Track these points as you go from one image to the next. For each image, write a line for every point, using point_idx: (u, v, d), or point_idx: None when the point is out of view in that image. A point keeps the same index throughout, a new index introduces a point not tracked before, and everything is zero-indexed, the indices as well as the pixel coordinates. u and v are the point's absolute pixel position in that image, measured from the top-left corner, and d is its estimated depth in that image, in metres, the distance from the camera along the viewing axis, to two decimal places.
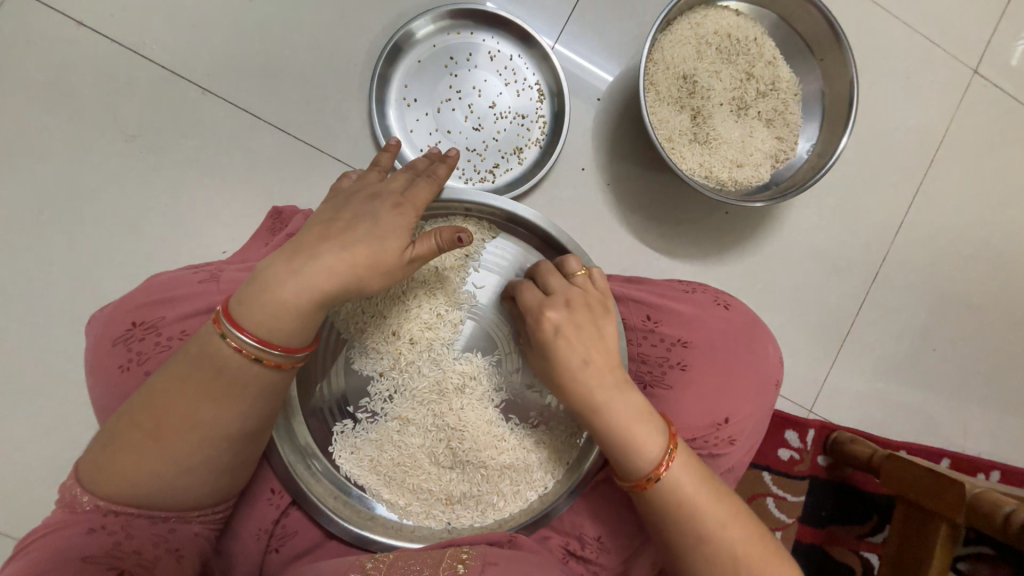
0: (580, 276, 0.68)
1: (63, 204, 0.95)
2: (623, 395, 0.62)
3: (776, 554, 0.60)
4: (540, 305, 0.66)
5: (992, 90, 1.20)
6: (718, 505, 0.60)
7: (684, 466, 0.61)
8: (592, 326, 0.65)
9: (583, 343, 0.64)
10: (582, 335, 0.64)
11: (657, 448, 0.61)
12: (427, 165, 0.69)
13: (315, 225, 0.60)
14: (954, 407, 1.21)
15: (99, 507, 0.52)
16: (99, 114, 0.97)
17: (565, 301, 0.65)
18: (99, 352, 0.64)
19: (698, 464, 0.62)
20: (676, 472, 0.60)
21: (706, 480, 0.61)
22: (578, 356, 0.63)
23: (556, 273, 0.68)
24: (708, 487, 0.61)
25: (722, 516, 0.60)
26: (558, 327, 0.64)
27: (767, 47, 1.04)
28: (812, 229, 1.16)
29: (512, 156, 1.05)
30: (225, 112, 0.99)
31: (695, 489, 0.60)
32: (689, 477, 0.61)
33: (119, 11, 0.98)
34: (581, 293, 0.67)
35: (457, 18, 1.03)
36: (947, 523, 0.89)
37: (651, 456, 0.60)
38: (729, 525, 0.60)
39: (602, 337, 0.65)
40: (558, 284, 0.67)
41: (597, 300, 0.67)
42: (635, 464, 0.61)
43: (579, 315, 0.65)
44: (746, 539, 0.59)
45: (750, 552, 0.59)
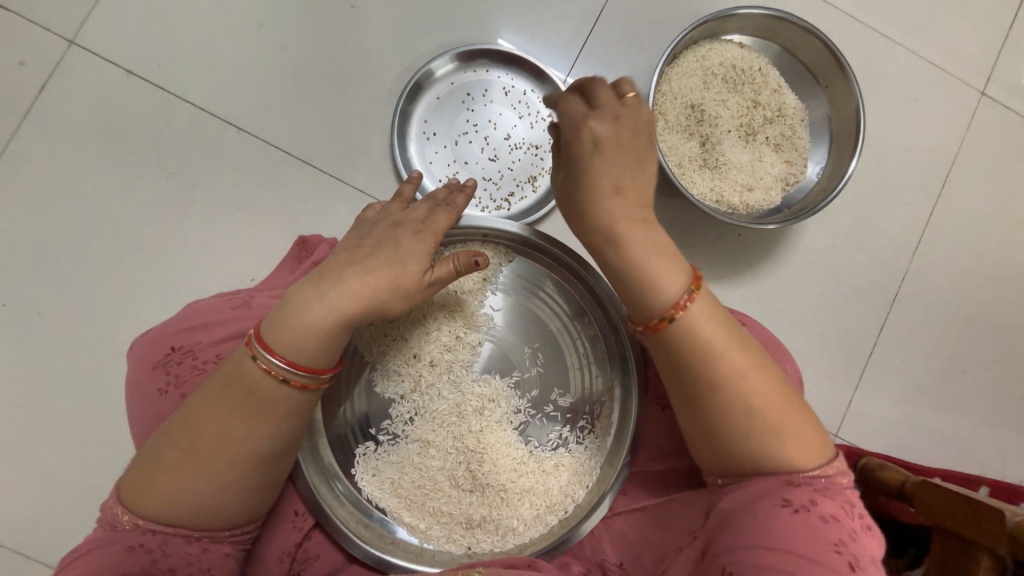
0: (629, 100, 0.63)
1: (106, 236, 1.02)
2: (647, 231, 0.60)
3: (801, 416, 0.57)
4: (581, 117, 0.62)
5: (1002, 111, 1.21)
6: (741, 354, 0.57)
7: (705, 307, 0.58)
8: (634, 151, 0.62)
9: (619, 168, 0.61)
10: (623, 158, 0.61)
11: (679, 285, 0.58)
12: (446, 195, 0.72)
13: (342, 252, 0.64)
14: (989, 432, 1.16)
15: (138, 525, 0.54)
16: (142, 154, 1.04)
17: (611, 120, 0.61)
18: (139, 376, 0.68)
19: (722, 311, 0.60)
20: (697, 310, 0.58)
21: (727, 327, 0.59)
22: (610, 179, 0.60)
23: (605, 93, 0.63)
24: (730, 334, 0.58)
25: (744, 366, 0.57)
26: (597, 140, 0.61)
27: (772, 76, 1.08)
28: (827, 250, 1.16)
29: (526, 185, 1.09)
30: (257, 150, 1.06)
31: (715, 331, 0.57)
32: (710, 320, 0.58)
33: (165, 60, 1.07)
34: (630, 115, 0.62)
35: (473, 58, 1.09)
36: (988, 553, 0.82)
37: (671, 291, 0.58)
38: (750, 377, 0.56)
39: (640, 165, 0.62)
40: (605, 101, 0.62)
41: (643, 125, 0.63)
42: (651, 301, 0.59)
43: (621, 137, 0.61)
44: (768, 391, 0.56)
45: (770, 407, 0.56)
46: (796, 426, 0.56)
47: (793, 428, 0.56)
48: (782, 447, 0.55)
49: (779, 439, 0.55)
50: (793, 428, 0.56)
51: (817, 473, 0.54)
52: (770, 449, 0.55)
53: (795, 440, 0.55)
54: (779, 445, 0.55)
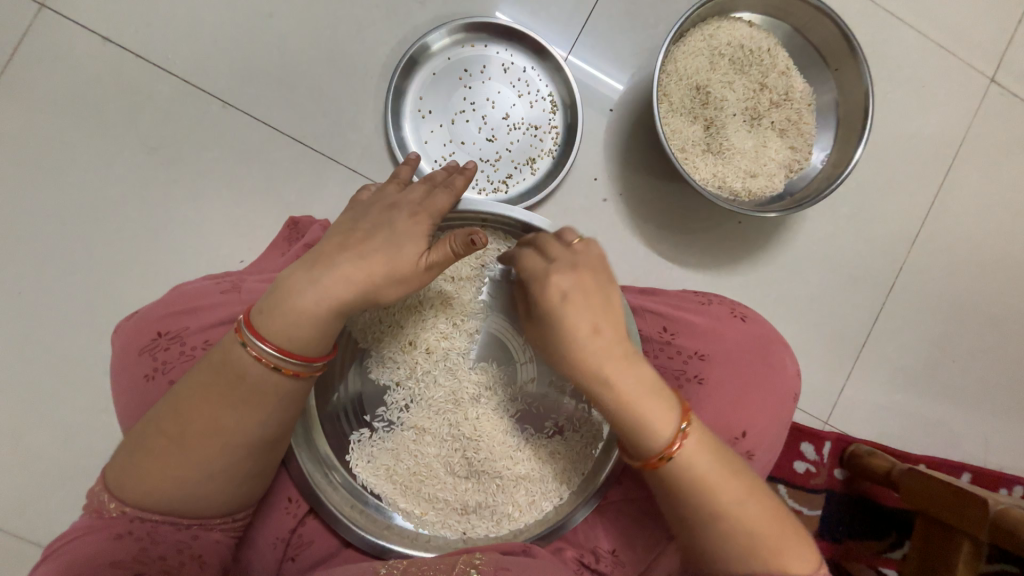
0: (579, 242, 0.64)
1: (87, 214, 0.98)
2: (634, 367, 0.60)
3: (794, 532, 0.59)
4: (542, 272, 0.62)
5: (1009, 98, 1.19)
6: (733, 482, 0.59)
7: (698, 442, 0.59)
8: (599, 294, 0.62)
9: (591, 313, 0.61)
10: (591, 303, 0.61)
11: (672, 421, 0.59)
12: (445, 177, 0.69)
13: (334, 236, 0.62)
14: (975, 420, 1.18)
15: (126, 513, 0.54)
16: (123, 127, 0.99)
17: (570, 268, 0.62)
18: (126, 362, 0.66)
19: (713, 439, 0.61)
20: (691, 447, 0.59)
21: (721, 456, 0.60)
22: (586, 323, 0.61)
23: (553, 241, 0.64)
24: (723, 464, 0.59)
25: (737, 495, 0.58)
26: (563, 295, 0.61)
27: (780, 58, 1.04)
28: (826, 239, 1.15)
29: (524, 167, 1.06)
30: (244, 125, 1.02)
31: (710, 466, 0.59)
32: (704, 454, 0.59)
33: (145, 27, 1.01)
34: (586, 261, 0.63)
35: (471, 31, 1.04)
36: (970, 539, 0.88)
37: (665, 429, 0.59)
38: (744, 504, 0.58)
39: (608, 304, 0.62)
40: (557, 252, 0.63)
41: (602, 267, 0.63)
42: (646, 439, 0.59)
43: (584, 283, 0.61)
44: (763, 515, 0.58)
45: (767, 531, 0.58)
46: (792, 544, 0.58)
47: (790, 547, 0.57)
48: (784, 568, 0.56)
49: (781, 559, 0.57)
50: (790, 544, 0.58)
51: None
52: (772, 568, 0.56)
53: (796, 558, 0.57)
54: (780, 561, 0.57)
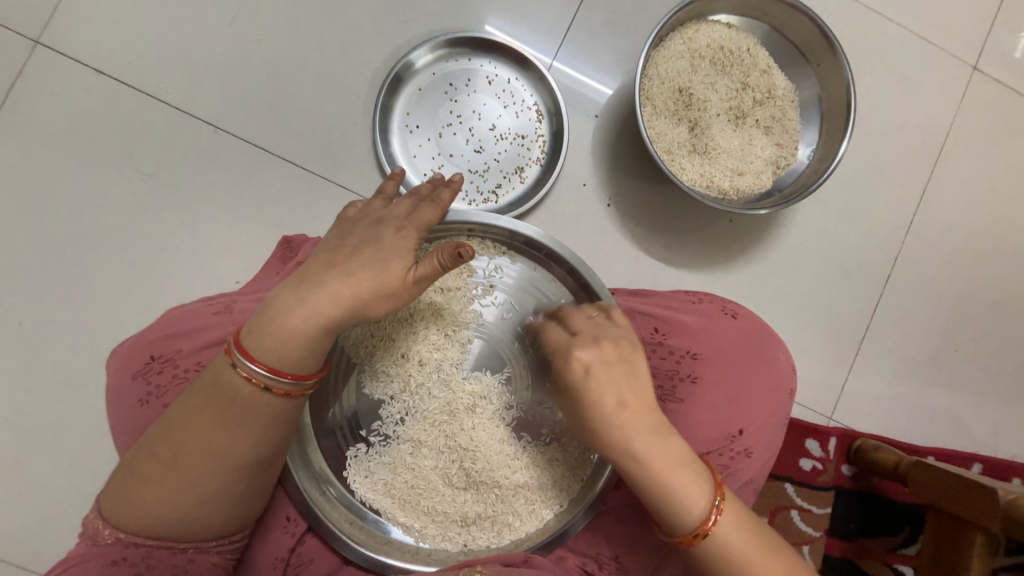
0: (601, 317, 0.67)
1: (84, 243, 0.99)
2: (663, 440, 0.60)
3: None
4: (567, 344, 0.64)
5: (994, 85, 1.19)
6: (770, 560, 0.58)
7: (732, 518, 0.59)
8: (624, 365, 0.63)
9: (616, 383, 0.61)
10: (617, 374, 0.62)
11: (705, 498, 0.59)
12: (431, 190, 0.70)
13: (322, 253, 0.62)
14: (983, 408, 1.17)
15: (120, 539, 0.54)
16: (117, 156, 1.01)
17: (595, 339, 0.63)
18: (119, 387, 0.66)
19: (746, 512, 0.61)
20: (725, 523, 0.58)
21: (756, 532, 0.59)
22: (611, 396, 0.61)
23: (577, 313, 0.68)
24: (759, 540, 0.59)
25: (775, 573, 0.57)
26: (589, 367, 0.62)
27: (761, 57, 1.05)
28: (819, 232, 1.15)
29: (513, 176, 1.07)
30: (236, 148, 1.04)
31: (745, 543, 0.58)
32: (739, 530, 0.59)
33: (136, 59, 1.03)
34: (609, 332, 0.65)
35: (455, 47, 1.06)
36: (983, 532, 0.87)
37: (698, 507, 0.59)
38: None
39: (635, 373, 0.62)
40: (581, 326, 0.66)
41: (628, 339, 0.65)
42: (680, 516, 0.59)
43: (610, 353, 0.63)
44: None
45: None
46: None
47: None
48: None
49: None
50: None
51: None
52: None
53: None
54: None
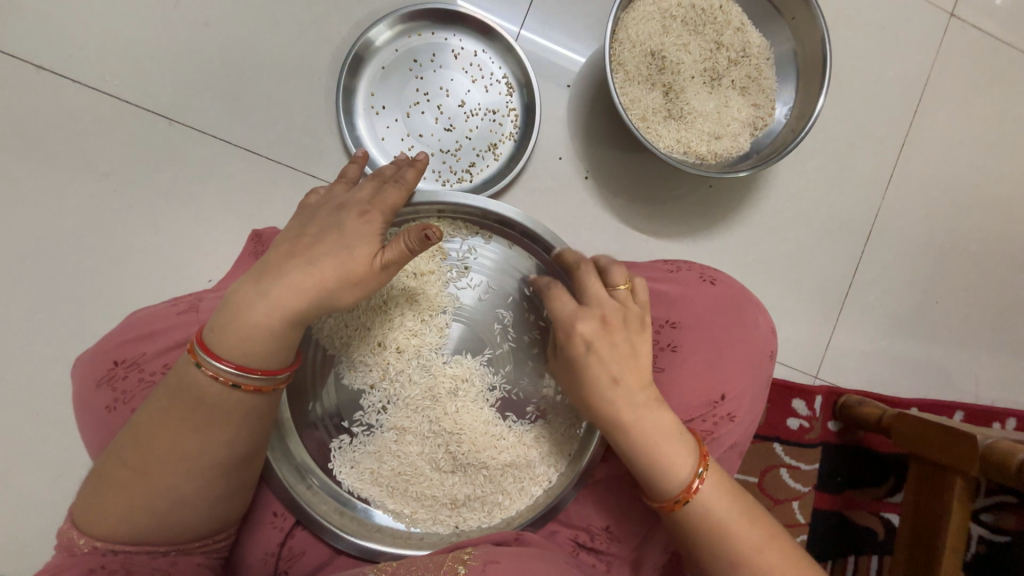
0: (622, 292, 0.65)
1: (44, 250, 0.95)
2: (654, 412, 0.62)
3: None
4: (569, 319, 0.63)
5: (971, 31, 1.17)
6: (752, 528, 0.58)
7: (715, 488, 0.60)
8: (626, 344, 0.63)
9: (617, 361, 0.62)
10: (619, 352, 0.62)
11: (689, 466, 0.60)
12: (395, 171, 0.67)
13: (283, 244, 0.60)
14: (964, 357, 1.19)
15: (97, 547, 0.53)
16: (69, 157, 0.97)
17: (601, 315, 0.63)
18: (85, 396, 0.64)
19: (729, 482, 0.61)
20: (708, 491, 0.59)
21: (738, 500, 0.60)
22: (609, 372, 0.62)
23: (598, 280, 0.65)
24: (740, 508, 0.59)
25: (757, 540, 0.58)
26: (589, 343, 0.62)
27: (734, 14, 1.02)
28: (800, 193, 1.14)
29: (486, 153, 1.04)
30: (194, 141, 0.99)
31: (726, 510, 0.59)
32: (720, 497, 0.60)
33: (78, 50, 0.97)
34: (620, 310, 0.64)
35: (416, 20, 1.01)
36: (962, 476, 0.88)
37: (682, 474, 0.60)
38: (767, 552, 0.57)
39: (636, 353, 0.63)
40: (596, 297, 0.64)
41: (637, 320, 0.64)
42: (665, 483, 0.60)
43: (614, 332, 0.63)
44: (787, 565, 0.57)
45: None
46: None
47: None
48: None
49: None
50: None
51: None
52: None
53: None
54: None
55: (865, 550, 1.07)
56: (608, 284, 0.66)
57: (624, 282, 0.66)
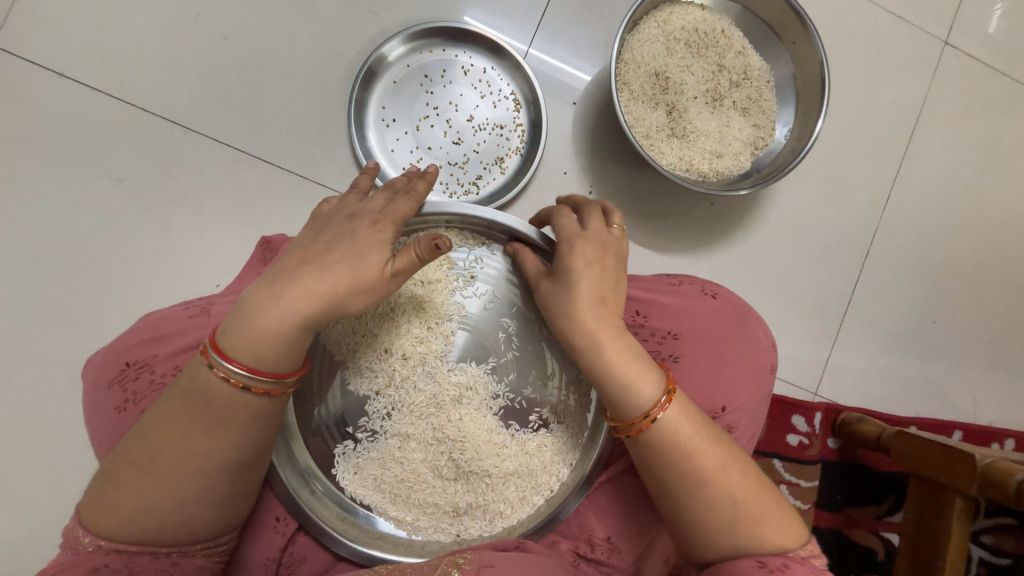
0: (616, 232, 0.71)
1: (57, 252, 0.97)
2: (629, 333, 0.65)
3: (776, 502, 0.59)
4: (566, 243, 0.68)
5: (965, 59, 1.21)
6: (715, 452, 0.60)
7: (680, 410, 0.61)
8: (616, 271, 0.68)
9: (601, 283, 0.66)
10: (609, 276, 0.67)
11: (655, 387, 0.62)
12: (406, 183, 0.68)
13: (296, 250, 0.62)
14: (962, 377, 1.20)
15: (101, 546, 0.53)
16: (86, 162, 0.99)
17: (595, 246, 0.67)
18: (95, 395, 0.65)
19: (695, 411, 0.63)
20: (674, 412, 0.61)
21: (703, 427, 0.61)
22: (598, 291, 0.65)
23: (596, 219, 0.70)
24: (705, 434, 0.61)
25: (721, 463, 0.59)
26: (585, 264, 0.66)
27: (735, 38, 1.05)
28: (799, 212, 1.16)
29: (493, 166, 1.07)
30: (208, 148, 1.01)
31: (693, 432, 0.60)
32: (687, 422, 0.61)
33: (99, 59, 1.00)
34: (599, 241, 0.68)
35: (428, 37, 1.04)
36: (961, 496, 0.89)
37: (649, 394, 0.61)
38: (729, 473, 0.59)
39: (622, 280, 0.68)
40: (576, 232, 0.68)
41: (617, 248, 0.69)
42: (639, 398, 0.62)
43: (595, 258, 0.67)
44: (746, 486, 0.58)
45: (751, 501, 0.58)
46: (779, 517, 0.58)
47: (775, 521, 0.57)
48: (768, 537, 0.56)
49: (764, 529, 0.57)
50: (780, 519, 0.58)
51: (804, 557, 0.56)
52: (753, 538, 0.56)
53: (778, 529, 0.57)
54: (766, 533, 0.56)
55: (866, 570, 1.06)
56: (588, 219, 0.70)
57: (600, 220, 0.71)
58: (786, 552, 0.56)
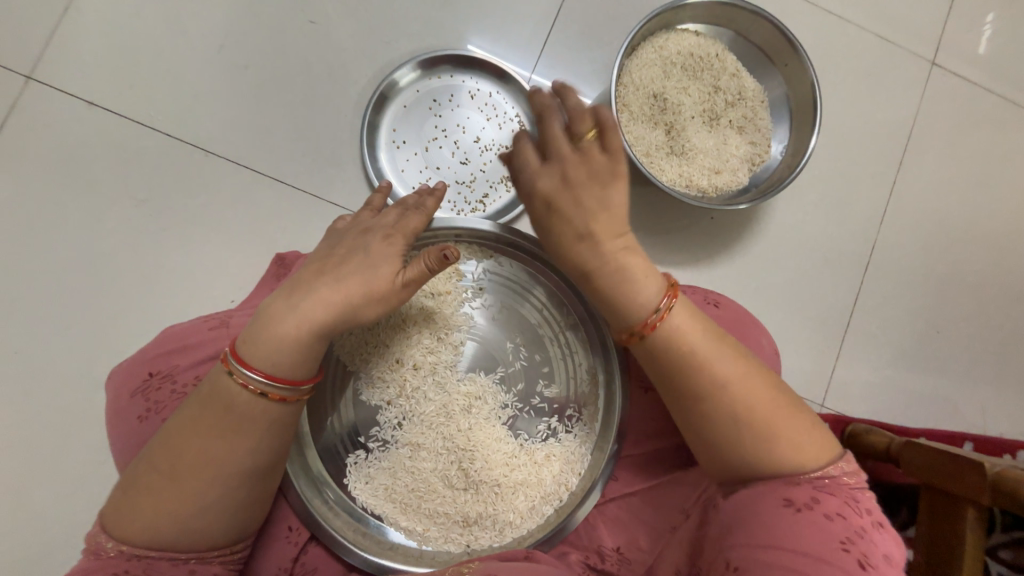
0: (586, 143, 0.64)
1: (80, 270, 1.00)
2: (626, 254, 0.64)
3: (786, 407, 0.59)
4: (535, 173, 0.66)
5: (952, 78, 1.26)
6: (723, 359, 0.60)
7: (682, 318, 0.62)
8: (592, 192, 0.64)
9: (581, 219, 0.64)
10: (585, 208, 0.64)
11: (654, 296, 0.62)
12: (416, 200, 0.72)
13: (313, 263, 0.65)
14: (969, 388, 1.20)
15: (123, 551, 0.54)
16: (111, 184, 1.04)
17: (562, 172, 0.65)
18: (119, 405, 0.68)
19: (701, 318, 0.63)
20: (674, 322, 0.61)
21: (710, 334, 0.61)
22: (576, 226, 0.64)
23: (564, 134, 0.65)
24: (713, 341, 0.61)
25: (729, 372, 0.59)
26: (553, 200, 0.65)
27: (729, 61, 1.10)
28: (797, 225, 1.19)
29: (499, 185, 1.11)
30: (227, 170, 1.06)
31: (697, 340, 0.61)
32: (691, 331, 0.61)
33: (127, 89, 1.06)
34: (585, 162, 0.64)
35: (436, 65, 1.10)
36: (975, 506, 0.87)
37: (647, 306, 0.62)
38: (737, 382, 0.59)
39: (603, 203, 0.64)
40: (563, 150, 0.65)
41: (591, 166, 0.64)
42: (629, 315, 0.63)
43: (578, 187, 0.64)
44: (753, 390, 0.59)
45: (760, 406, 0.58)
46: (788, 421, 0.58)
47: (785, 425, 0.58)
48: (777, 441, 0.57)
49: (773, 436, 0.57)
50: (789, 423, 0.58)
51: (825, 482, 0.55)
52: (762, 443, 0.57)
53: (787, 434, 0.57)
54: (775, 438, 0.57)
55: None
56: (576, 131, 0.64)
57: (591, 132, 0.64)
58: (799, 459, 0.56)
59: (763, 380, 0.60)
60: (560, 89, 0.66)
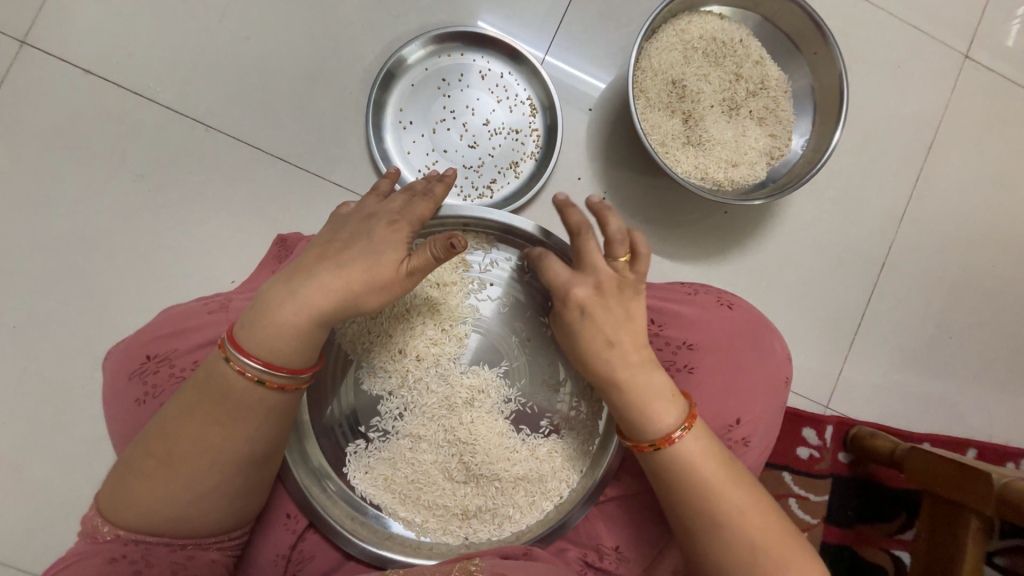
0: (622, 263, 0.66)
1: (77, 245, 0.98)
2: (647, 371, 0.64)
3: (793, 543, 0.60)
4: (565, 285, 0.67)
5: (985, 74, 1.20)
6: (736, 490, 0.61)
7: (696, 446, 0.62)
8: (621, 308, 0.65)
9: (611, 325, 0.65)
10: (612, 317, 0.65)
11: (671, 421, 0.62)
12: (425, 185, 0.68)
13: (314, 248, 0.62)
14: (977, 395, 1.18)
15: (119, 536, 0.54)
16: (108, 157, 1.01)
17: (596, 284, 0.66)
18: (116, 388, 0.67)
19: (715, 444, 0.63)
20: (687, 445, 0.61)
21: (724, 463, 0.62)
22: (603, 337, 0.65)
23: (598, 251, 0.66)
24: (725, 471, 0.61)
25: (741, 503, 0.60)
26: (584, 308, 0.66)
27: (753, 48, 1.05)
28: (813, 223, 1.15)
29: (508, 171, 1.07)
30: (227, 146, 1.03)
31: (710, 468, 0.61)
32: (704, 459, 0.61)
33: (124, 58, 1.02)
34: (617, 277, 0.66)
35: (446, 42, 1.06)
36: (977, 516, 0.87)
37: (663, 426, 0.62)
38: (748, 514, 0.60)
39: (631, 316, 0.65)
40: (595, 264, 0.66)
41: (618, 282, 0.66)
42: (644, 429, 0.63)
43: (609, 298, 0.65)
44: (763, 526, 0.59)
45: (770, 543, 0.59)
46: (797, 560, 0.59)
47: (794, 562, 0.58)
48: None
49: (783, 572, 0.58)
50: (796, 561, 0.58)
51: None
52: None
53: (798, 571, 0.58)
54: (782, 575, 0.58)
55: None
56: (612, 252, 0.66)
57: (625, 253, 0.66)
58: None
59: (772, 513, 0.61)
60: (600, 206, 0.64)
